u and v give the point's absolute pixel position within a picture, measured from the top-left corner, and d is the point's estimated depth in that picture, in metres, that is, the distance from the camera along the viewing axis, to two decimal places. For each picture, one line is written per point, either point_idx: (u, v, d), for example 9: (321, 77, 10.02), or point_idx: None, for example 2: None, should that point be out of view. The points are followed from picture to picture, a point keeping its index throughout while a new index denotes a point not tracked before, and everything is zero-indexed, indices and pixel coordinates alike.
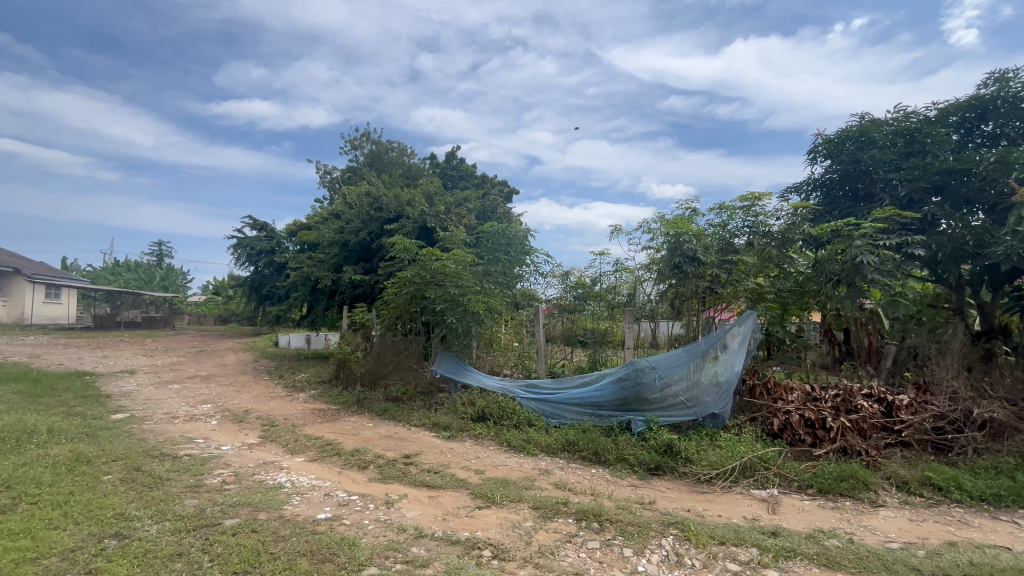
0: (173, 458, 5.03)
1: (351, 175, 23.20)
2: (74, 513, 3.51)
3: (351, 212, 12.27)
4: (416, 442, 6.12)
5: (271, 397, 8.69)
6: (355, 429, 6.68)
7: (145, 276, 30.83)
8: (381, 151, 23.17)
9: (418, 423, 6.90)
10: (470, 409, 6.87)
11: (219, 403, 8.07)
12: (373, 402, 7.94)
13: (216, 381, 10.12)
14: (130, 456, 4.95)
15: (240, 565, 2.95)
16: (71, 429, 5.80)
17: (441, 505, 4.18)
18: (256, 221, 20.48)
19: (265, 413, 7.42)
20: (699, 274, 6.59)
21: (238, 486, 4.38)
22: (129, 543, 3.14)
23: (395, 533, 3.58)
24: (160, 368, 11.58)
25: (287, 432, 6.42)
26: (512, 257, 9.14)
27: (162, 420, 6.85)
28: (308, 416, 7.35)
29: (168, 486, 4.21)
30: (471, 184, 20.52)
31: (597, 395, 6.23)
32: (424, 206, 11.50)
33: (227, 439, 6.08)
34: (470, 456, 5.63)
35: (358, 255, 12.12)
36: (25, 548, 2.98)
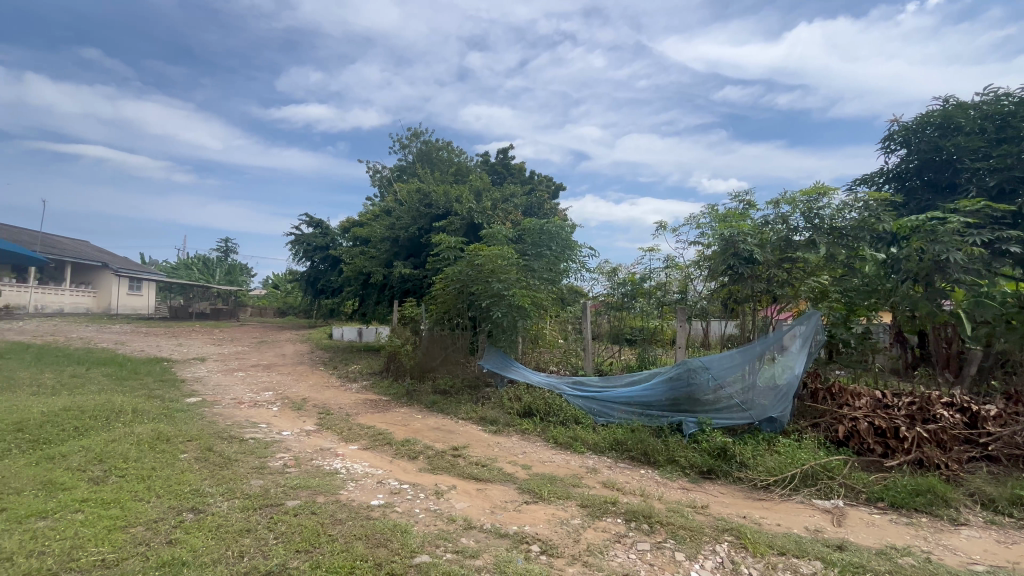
0: (240, 441, 5.36)
1: (401, 174, 23.93)
2: (156, 487, 3.81)
3: (402, 209, 12.68)
4: (464, 435, 6.22)
5: (326, 387, 9.10)
6: (405, 420, 6.87)
7: (213, 270, 33.17)
8: (430, 150, 23.67)
9: (465, 417, 7.01)
10: (516, 404, 6.91)
11: (279, 391, 8.54)
12: (422, 394, 8.09)
13: (277, 370, 10.73)
14: (203, 436, 5.34)
15: (301, 543, 3.10)
16: (152, 409, 6.34)
17: (488, 499, 4.23)
18: (312, 219, 21.52)
19: (321, 402, 7.77)
20: (755, 275, 6.27)
21: (298, 470, 4.62)
22: (204, 517, 3.38)
23: (445, 523, 3.66)
24: (226, 357, 12.39)
25: (341, 421, 6.70)
26: (557, 253, 9.20)
27: (229, 405, 7.33)
28: (361, 406, 7.64)
29: (236, 466, 4.51)
30: (517, 181, 20.66)
31: (647, 395, 6.08)
32: (471, 202, 11.66)
33: (287, 425, 6.41)
34: (517, 451, 5.64)
35: (407, 252, 12.45)
36: (116, 517, 3.25)
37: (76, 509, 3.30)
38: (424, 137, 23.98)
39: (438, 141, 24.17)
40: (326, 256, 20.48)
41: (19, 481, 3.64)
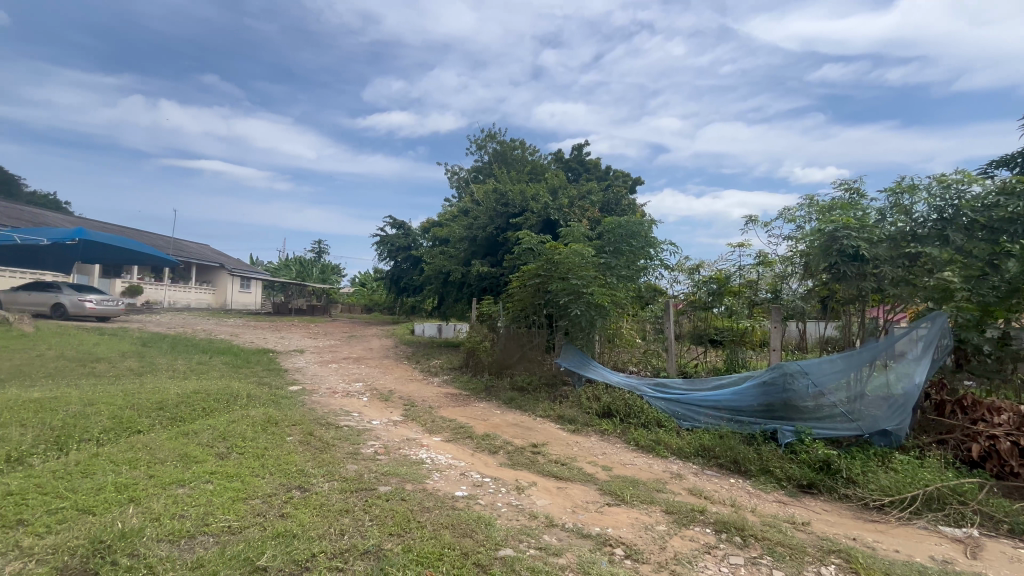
0: (336, 427, 5.80)
1: (477, 175, 24.57)
2: (269, 465, 4.23)
3: (479, 209, 12.98)
4: (542, 432, 6.25)
5: (410, 380, 9.58)
6: (484, 415, 7.04)
7: (308, 269, 36.19)
8: (505, 149, 24.03)
9: (543, 414, 7.03)
10: (595, 404, 6.80)
11: (369, 383, 9.13)
12: (500, 390, 8.21)
13: (366, 362, 11.50)
14: (305, 421, 5.84)
15: (393, 527, 3.28)
16: (262, 395, 7.05)
17: (569, 498, 4.20)
18: (395, 220, 22.73)
19: (406, 395, 8.19)
20: (863, 274, 5.65)
21: (388, 458, 4.91)
22: (309, 495, 3.69)
23: (528, 519, 3.69)
24: (322, 349, 13.47)
25: (425, 413, 7.02)
26: (636, 249, 8.92)
27: (326, 394, 7.97)
28: (443, 399, 7.95)
29: (334, 451, 4.88)
30: (593, 177, 20.39)
31: (736, 400, 5.71)
32: (547, 200, 11.69)
33: (376, 415, 6.82)
34: (596, 452, 5.56)
35: (485, 251, 12.72)
36: (238, 489, 3.65)
37: (206, 480, 3.75)
38: (499, 137, 24.38)
39: (513, 140, 24.48)
40: (408, 256, 21.49)
41: (162, 452, 4.21)
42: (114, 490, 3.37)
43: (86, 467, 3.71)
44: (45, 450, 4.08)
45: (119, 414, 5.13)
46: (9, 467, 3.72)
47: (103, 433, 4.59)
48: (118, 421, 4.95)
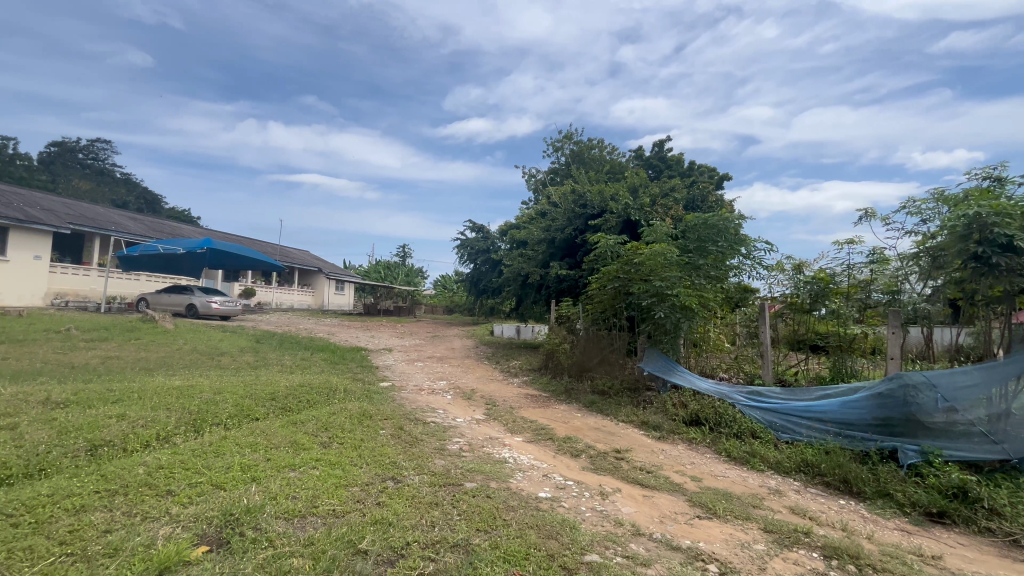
0: (424, 423, 6.09)
1: (554, 176, 24.60)
2: (365, 455, 4.54)
3: (557, 211, 12.94)
4: (625, 438, 6.09)
5: (491, 380, 9.79)
6: (565, 417, 7.01)
7: (395, 272, 38.37)
8: (582, 150, 23.83)
9: (626, 419, 6.85)
10: (682, 411, 6.50)
11: (452, 381, 9.46)
12: (580, 393, 8.12)
13: (448, 362, 11.95)
14: (396, 416, 6.19)
15: (481, 523, 3.37)
16: (357, 390, 7.59)
17: (656, 507, 4.05)
18: (475, 224, 23.42)
19: (487, 394, 8.39)
20: (1016, 268, 4.82)
21: (472, 455, 5.06)
22: (402, 486, 3.91)
23: (613, 526, 3.61)
24: (408, 348, 14.21)
25: (506, 413, 7.13)
26: (722, 249, 8.15)
27: (413, 391, 8.38)
28: (523, 400, 8.03)
29: (422, 445, 5.13)
30: (675, 173, 19.58)
31: (845, 412, 5.17)
32: (628, 199, 11.41)
33: (460, 413, 7.05)
34: (683, 461, 5.31)
35: (563, 252, 12.67)
36: (340, 476, 3.96)
37: (313, 466, 4.11)
38: (576, 138, 24.24)
39: (590, 140, 24.22)
40: (487, 259, 22.00)
41: (276, 438, 4.68)
42: (239, 469, 3.81)
43: (217, 448, 4.23)
44: (186, 430, 4.72)
45: (240, 402, 5.79)
46: (160, 444, 4.35)
47: (228, 418, 5.21)
48: (240, 409, 5.58)
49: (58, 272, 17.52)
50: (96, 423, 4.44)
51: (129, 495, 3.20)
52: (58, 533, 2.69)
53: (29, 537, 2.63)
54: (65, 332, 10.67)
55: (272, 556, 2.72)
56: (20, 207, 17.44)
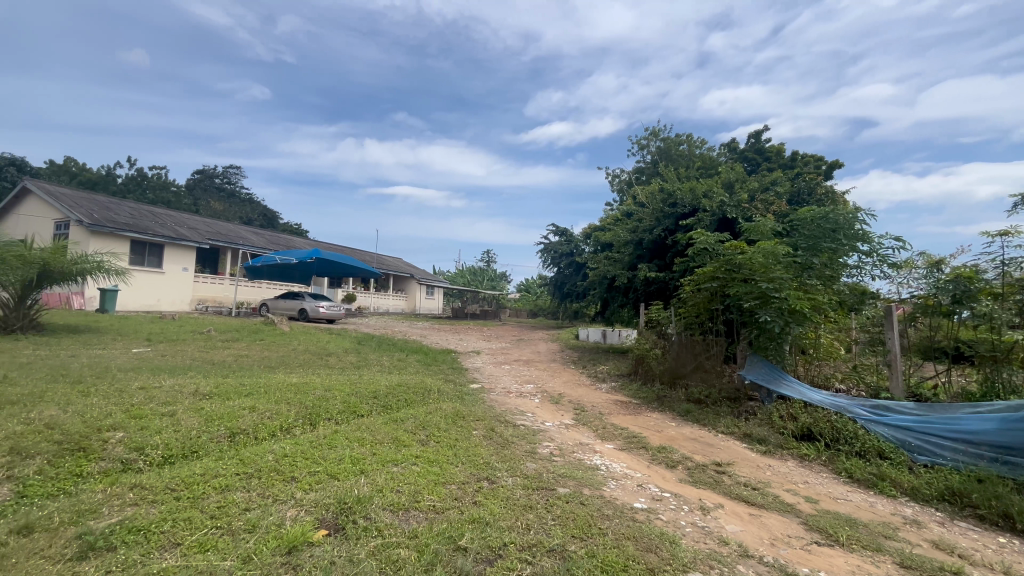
0: (514, 426, 6.19)
1: (640, 176, 23.90)
2: (461, 455, 4.71)
3: (644, 211, 12.51)
4: (726, 450, 5.70)
5: (578, 384, 9.69)
6: (658, 426, 6.73)
7: (481, 277, 39.52)
8: (669, 146, 22.90)
9: (725, 431, 6.41)
10: (791, 424, 5.95)
11: (539, 385, 9.51)
12: (674, 401, 7.75)
13: (535, 365, 12.03)
14: (487, 417, 6.35)
15: (576, 530, 3.34)
16: (450, 391, 7.91)
17: (766, 528, 3.74)
18: (558, 228, 23.43)
19: (575, 399, 8.32)
20: None
21: (563, 459, 5.04)
22: (496, 488, 3.99)
23: (717, 544, 3.39)
24: (496, 351, 14.54)
25: (596, 419, 7.01)
26: (840, 245, 7.31)
27: (502, 393, 8.55)
28: (612, 406, 7.85)
29: (514, 448, 5.21)
30: (776, 165, 18.09)
31: (1002, 435, 4.47)
32: (723, 195, 10.74)
33: (548, 417, 7.06)
34: (795, 480, 4.84)
35: (652, 253, 12.22)
36: (438, 474, 4.14)
37: (414, 462, 4.34)
38: (662, 134, 23.37)
39: (678, 136, 23.20)
40: (570, 262, 21.86)
41: (380, 434, 5.02)
42: (350, 461, 4.14)
43: (330, 441, 4.64)
44: (304, 423, 5.24)
45: (348, 399, 6.30)
46: (284, 434, 4.88)
47: (339, 414, 5.69)
48: (348, 405, 6.07)
49: (200, 281, 20.36)
50: (233, 413, 5.09)
51: (262, 478, 3.61)
52: (210, 508, 3.11)
53: (188, 509, 3.08)
54: (207, 333, 12.38)
55: (381, 545, 2.91)
56: (173, 226, 20.60)
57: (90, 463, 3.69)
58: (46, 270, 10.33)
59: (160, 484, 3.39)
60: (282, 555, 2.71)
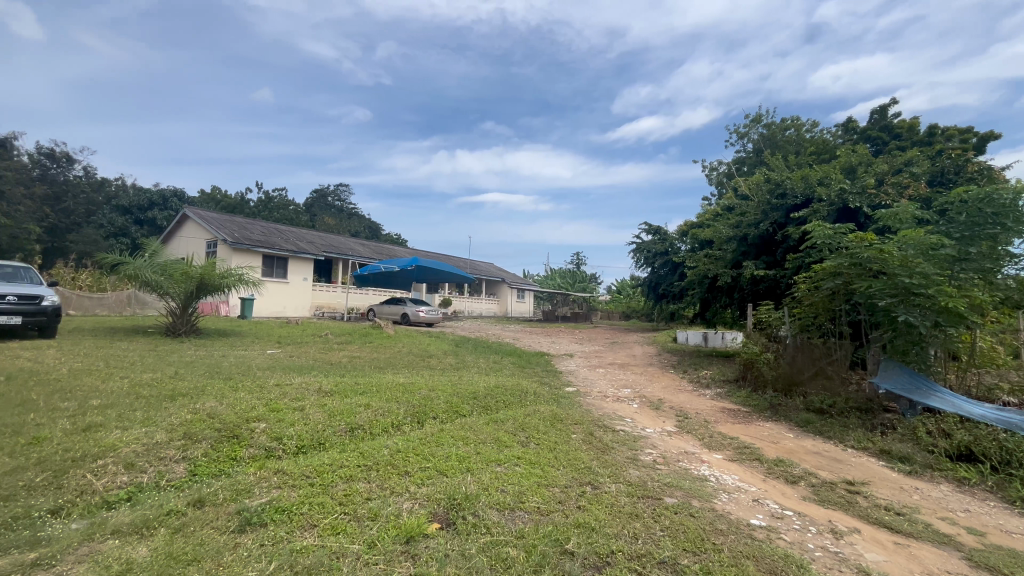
0: (613, 431, 6.05)
1: (741, 166, 22.28)
2: (561, 458, 4.70)
3: (748, 204, 11.62)
4: (859, 468, 5.07)
5: (679, 390, 9.23)
6: (774, 437, 6.17)
7: (570, 279, 39.31)
8: (774, 132, 21.10)
9: (856, 445, 5.70)
10: (943, 442, 5.17)
11: (637, 389, 9.20)
12: (791, 410, 7.07)
13: (631, 369, 11.68)
14: (585, 421, 6.28)
15: (688, 544, 3.17)
16: (546, 393, 7.95)
17: (916, 560, 3.25)
18: (651, 226, 22.58)
19: (677, 405, 7.92)
20: None
21: (668, 468, 4.82)
22: (600, 493, 3.93)
23: (855, 573, 3.02)
24: (589, 354, 14.36)
25: (701, 426, 6.62)
26: (1006, 230, 6.13)
27: (598, 397, 8.41)
28: (719, 414, 7.35)
29: (614, 453, 5.09)
30: (910, 143, 15.82)
31: None
32: (844, 182, 9.64)
33: (649, 423, 6.80)
34: (952, 507, 4.15)
35: (758, 250, 11.30)
36: (541, 476, 4.17)
37: (516, 463, 4.43)
38: (766, 120, 21.60)
39: (785, 121, 21.28)
40: (665, 261, 20.93)
41: (482, 434, 5.19)
42: (456, 459, 4.33)
43: (437, 438, 4.90)
44: (412, 421, 5.58)
45: (451, 399, 6.61)
46: (395, 430, 5.25)
47: (443, 413, 6.00)
48: (451, 405, 6.37)
49: (318, 290, 22.67)
50: (351, 409, 5.57)
51: (380, 471, 3.91)
52: (338, 495, 3.43)
53: (320, 495, 3.43)
54: (326, 336, 13.74)
55: (490, 542, 3.00)
56: (295, 241, 23.21)
57: (242, 449, 4.26)
58: (201, 283, 12.15)
59: (297, 471, 3.82)
60: (401, 544, 2.90)
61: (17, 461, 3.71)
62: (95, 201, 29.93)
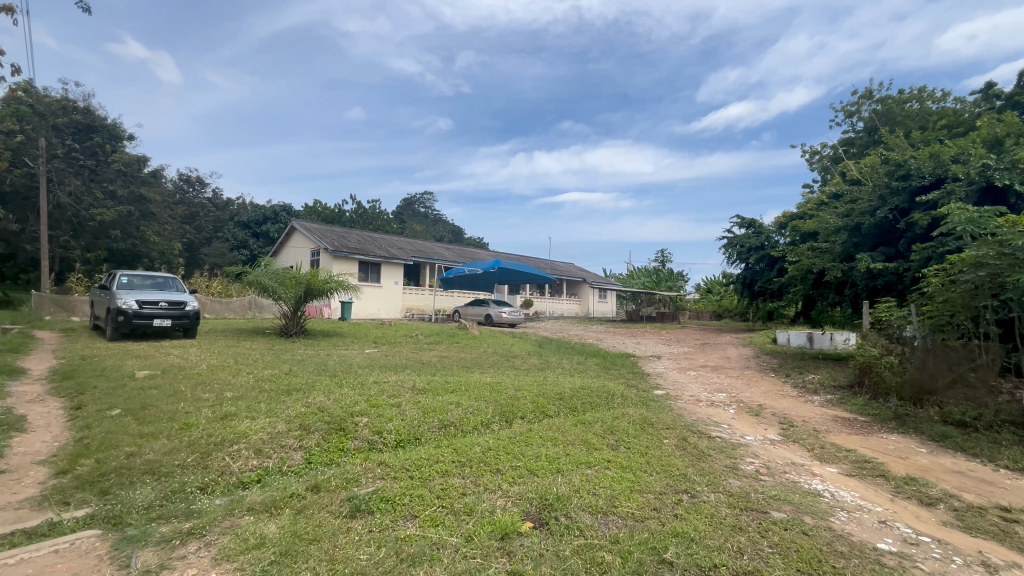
0: (709, 437, 5.72)
1: (850, 148, 20.07)
2: (653, 463, 4.54)
3: (861, 189, 10.46)
4: (1015, 492, 4.34)
5: (783, 395, 8.49)
6: (901, 451, 5.47)
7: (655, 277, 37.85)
8: (891, 107, 18.76)
9: (1011, 466, 4.88)
10: None
11: (733, 394, 8.61)
12: (922, 422, 6.25)
13: (726, 372, 10.95)
14: (677, 426, 6.01)
15: (803, 564, 2.91)
16: (634, 396, 7.71)
17: None
18: (743, 219, 21.10)
19: (780, 412, 7.29)
20: None
21: (773, 480, 4.45)
22: (698, 502, 3.74)
23: None
24: (678, 356, 13.70)
25: (810, 436, 6.04)
26: None
27: (691, 401, 7.99)
28: (832, 422, 6.65)
29: (711, 461, 4.81)
30: None
31: None
32: (986, 158, 8.35)
33: (748, 430, 6.34)
34: None
35: (876, 240, 10.12)
36: (633, 481, 4.05)
37: (606, 466, 4.36)
38: (880, 94, 19.26)
39: (904, 93, 18.83)
40: (761, 256, 19.42)
41: (571, 436, 5.16)
42: (546, 460, 4.35)
43: (526, 438, 4.96)
44: (500, 420, 5.70)
45: (537, 399, 6.66)
46: (485, 429, 5.39)
47: (530, 413, 6.05)
48: (538, 405, 6.41)
49: (407, 293, 23.99)
50: (443, 406, 5.82)
51: (474, 468, 4.05)
52: (435, 489, 3.60)
53: (420, 488, 3.63)
54: (416, 337, 14.50)
55: (584, 545, 2.98)
56: (387, 247, 24.76)
57: (349, 441, 4.62)
58: (308, 288, 13.39)
59: (398, 464, 4.07)
60: (497, 540, 2.98)
61: (173, 443, 4.35)
62: (222, 218, 34.19)
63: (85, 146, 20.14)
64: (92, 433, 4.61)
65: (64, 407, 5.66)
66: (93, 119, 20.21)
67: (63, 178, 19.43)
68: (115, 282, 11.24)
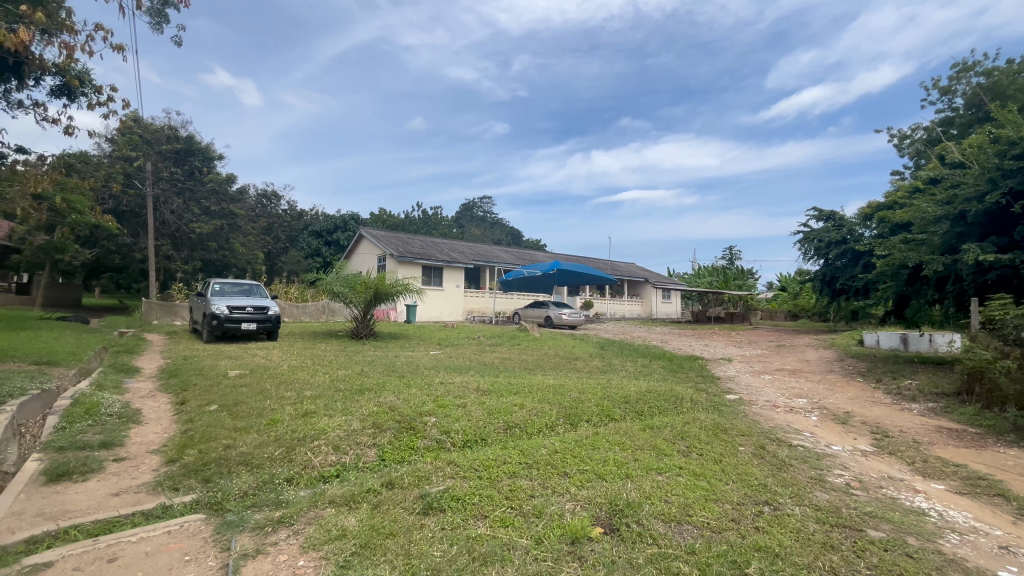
0: (790, 446, 5.33)
1: (948, 128, 18.07)
2: (729, 472, 4.31)
3: (964, 173, 9.37)
4: None
5: (874, 402, 7.76)
6: (1023, 468, 4.82)
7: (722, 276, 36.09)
8: (999, 79, 16.70)
9: None
10: None
11: (815, 400, 7.99)
12: None
13: (806, 376, 10.19)
14: (754, 433, 5.66)
15: None
16: (704, 400, 7.36)
17: None
18: (821, 211, 19.61)
19: (871, 420, 6.67)
20: None
21: (867, 495, 4.07)
22: (781, 515, 3.50)
23: None
24: (751, 358, 12.95)
25: (908, 447, 5.47)
26: None
27: (767, 407, 7.50)
28: (935, 433, 5.99)
29: (794, 472, 4.48)
30: None
31: None
32: None
33: (835, 439, 5.84)
34: None
35: (984, 229, 9.03)
36: (708, 489, 3.86)
37: (678, 473, 4.19)
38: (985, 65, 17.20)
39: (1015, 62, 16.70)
40: (843, 250, 17.94)
41: (639, 440, 5.02)
42: (614, 464, 4.25)
43: (593, 441, 4.88)
44: (565, 423, 5.65)
45: (601, 402, 6.54)
46: (549, 431, 5.37)
47: (595, 417, 5.95)
48: (602, 408, 6.29)
49: (468, 295, 24.49)
50: (508, 408, 5.87)
51: (541, 470, 4.04)
52: (504, 489, 3.64)
53: (488, 488, 3.68)
54: (478, 339, 14.77)
55: (659, 554, 2.88)
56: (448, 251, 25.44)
57: (418, 440, 4.78)
58: (376, 292, 14.03)
59: (466, 463, 4.15)
60: (567, 544, 2.95)
61: (262, 437, 4.70)
62: (297, 229, 36.64)
63: (184, 168, 22.46)
64: (195, 426, 5.10)
65: (171, 402, 6.32)
66: (191, 143, 22.45)
67: (166, 197, 21.75)
68: (209, 290, 12.40)
